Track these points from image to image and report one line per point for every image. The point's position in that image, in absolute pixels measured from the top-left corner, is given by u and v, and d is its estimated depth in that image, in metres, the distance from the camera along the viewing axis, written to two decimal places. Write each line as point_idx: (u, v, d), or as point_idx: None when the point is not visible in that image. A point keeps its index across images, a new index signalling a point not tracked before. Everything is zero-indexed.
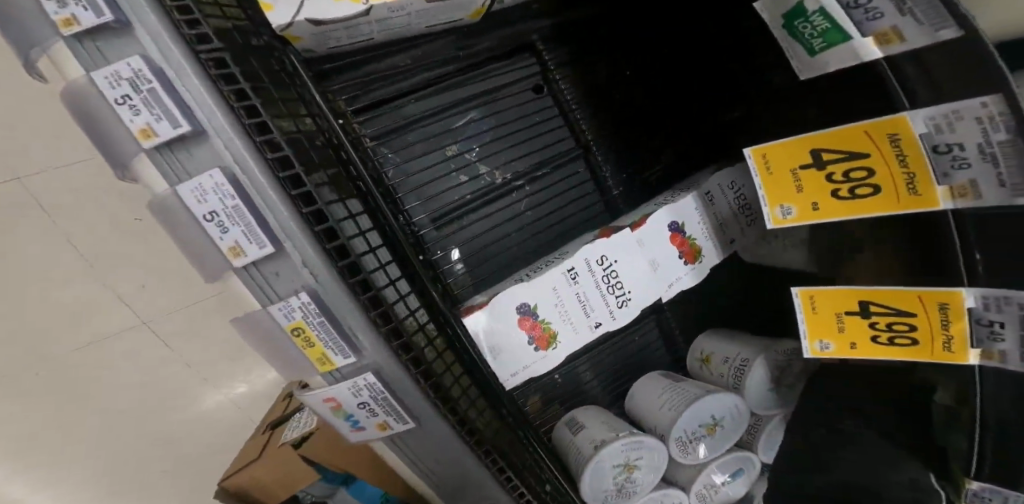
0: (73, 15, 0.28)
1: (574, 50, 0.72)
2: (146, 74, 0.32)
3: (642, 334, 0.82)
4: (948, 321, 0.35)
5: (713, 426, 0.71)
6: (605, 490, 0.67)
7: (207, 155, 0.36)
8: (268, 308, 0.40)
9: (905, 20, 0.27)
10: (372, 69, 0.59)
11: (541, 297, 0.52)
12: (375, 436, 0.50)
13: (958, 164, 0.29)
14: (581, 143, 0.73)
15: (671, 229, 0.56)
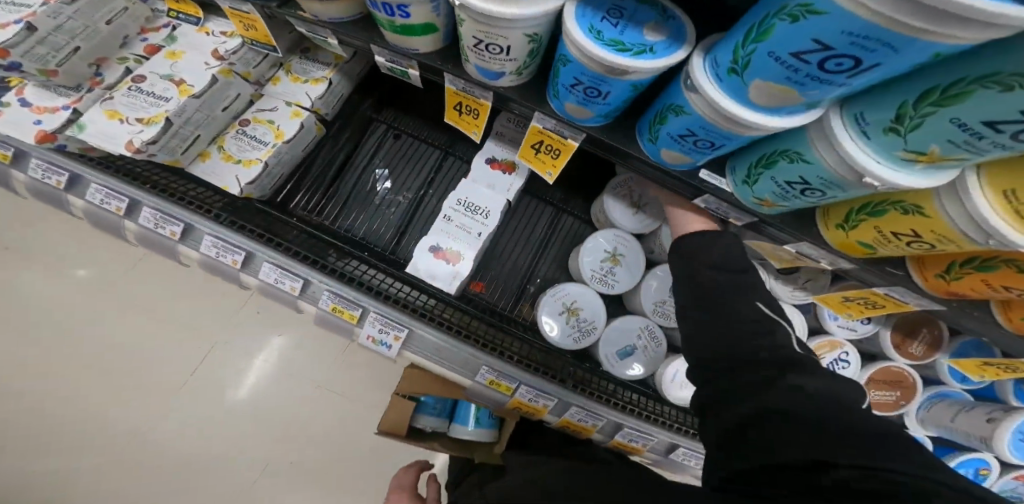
0: (173, 229, 0.84)
1: (395, 105, 1.14)
2: (213, 239, 0.84)
3: (562, 230, 1.11)
4: (549, 134, 0.63)
5: (615, 257, 0.90)
6: (567, 337, 0.89)
7: (257, 259, 0.85)
8: (318, 306, 0.85)
9: (405, 59, 0.62)
10: (308, 182, 1.03)
11: (439, 237, 0.87)
12: (401, 347, 0.86)
13: (470, 89, 0.62)
14: (439, 148, 1.13)
15: (488, 161, 0.92)
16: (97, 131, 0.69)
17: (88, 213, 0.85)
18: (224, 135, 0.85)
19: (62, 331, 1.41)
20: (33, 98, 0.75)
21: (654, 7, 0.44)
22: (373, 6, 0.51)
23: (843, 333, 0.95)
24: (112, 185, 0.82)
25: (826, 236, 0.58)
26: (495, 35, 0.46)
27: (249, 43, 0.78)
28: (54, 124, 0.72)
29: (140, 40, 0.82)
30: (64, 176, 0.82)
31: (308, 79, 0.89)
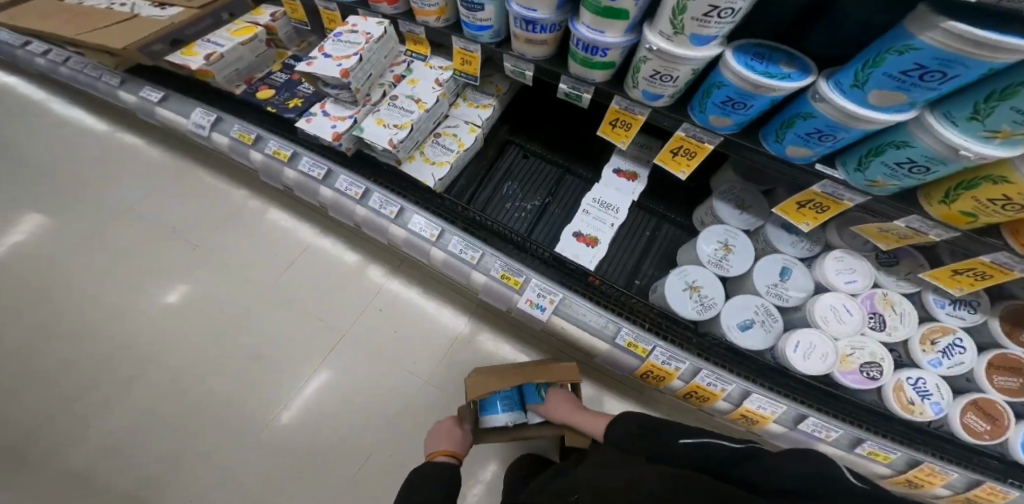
0: (393, 209, 1.20)
1: (526, 130, 1.44)
2: (420, 220, 1.18)
3: (662, 236, 1.28)
4: (688, 141, 0.86)
5: (727, 246, 1.05)
6: (690, 308, 1.01)
7: (447, 236, 1.16)
8: (488, 275, 1.13)
9: (584, 88, 0.91)
10: (465, 185, 1.32)
11: (581, 225, 1.12)
12: (553, 311, 1.08)
13: (631, 107, 0.87)
14: (561, 167, 1.39)
15: (616, 171, 1.16)
16: (370, 132, 1.04)
17: (333, 198, 1.27)
18: (424, 144, 1.19)
19: None
20: (330, 111, 1.10)
21: (783, 53, 0.68)
22: (581, 50, 0.81)
23: (955, 321, 0.97)
24: (355, 177, 1.23)
25: (931, 211, 0.71)
26: (669, 69, 0.73)
27: (457, 75, 1.10)
28: (344, 128, 1.06)
29: (389, 70, 1.14)
30: (324, 170, 1.25)
31: (478, 104, 1.22)
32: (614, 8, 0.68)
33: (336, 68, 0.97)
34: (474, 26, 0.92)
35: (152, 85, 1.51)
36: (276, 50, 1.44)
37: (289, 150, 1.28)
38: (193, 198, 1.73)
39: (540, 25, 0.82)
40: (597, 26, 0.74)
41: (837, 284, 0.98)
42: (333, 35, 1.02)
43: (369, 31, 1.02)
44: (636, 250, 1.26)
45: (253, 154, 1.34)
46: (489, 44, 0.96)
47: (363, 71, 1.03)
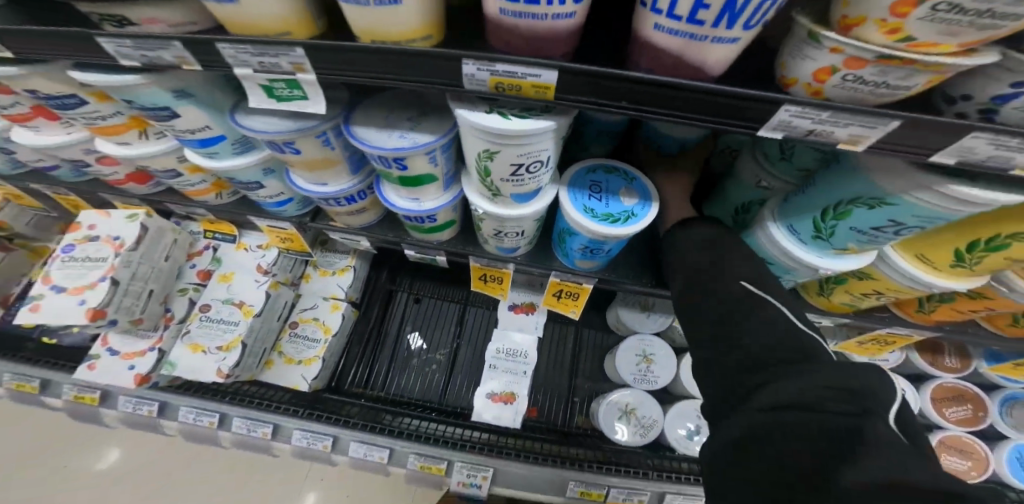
0: (264, 430, 0.97)
1: (410, 269, 1.24)
2: (307, 434, 0.98)
3: (586, 346, 1.18)
4: (572, 286, 0.75)
5: (647, 358, 1.00)
6: (632, 435, 0.96)
7: (343, 440, 1.00)
8: (406, 466, 1.00)
9: (431, 250, 0.73)
10: (357, 364, 1.13)
11: (491, 386, 0.94)
12: (488, 485, 1.00)
13: (494, 262, 0.73)
14: (459, 302, 1.23)
15: (513, 308, 0.98)
16: (186, 366, 0.79)
17: (182, 429, 0.99)
18: (281, 341, 0.96)
19: None
20: (118, 344, 0.83)
21: (620, 173, 0.58)
22: (408, 219, 0.65)
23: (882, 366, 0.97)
24: (201, 404, 0.97)
25: (813, 301, 0.73)
26: (508, 227, 0.60)
27: (286, 252, 0.87)
28: (147, 365, 0.81)
29: (189, 264, 0.88)
30: (149, 406, 0.96)
31: (333, 270, 1.01)
32: (418, 175, 0.53)
33: (78, 310, 0.67)
34: (270, 202, 0.69)
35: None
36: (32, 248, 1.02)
37: (97, 391, 0.95)
38: None
39: (344, 198, 0.63)
40: (407, 193, 0.58)
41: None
42: (59, 252, 0.70)
43: (118, 236, 0.72)
44: (565, 368, 1.16)
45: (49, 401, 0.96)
46: (300, 217, 0.74)
47: (134, 294, 0.75)
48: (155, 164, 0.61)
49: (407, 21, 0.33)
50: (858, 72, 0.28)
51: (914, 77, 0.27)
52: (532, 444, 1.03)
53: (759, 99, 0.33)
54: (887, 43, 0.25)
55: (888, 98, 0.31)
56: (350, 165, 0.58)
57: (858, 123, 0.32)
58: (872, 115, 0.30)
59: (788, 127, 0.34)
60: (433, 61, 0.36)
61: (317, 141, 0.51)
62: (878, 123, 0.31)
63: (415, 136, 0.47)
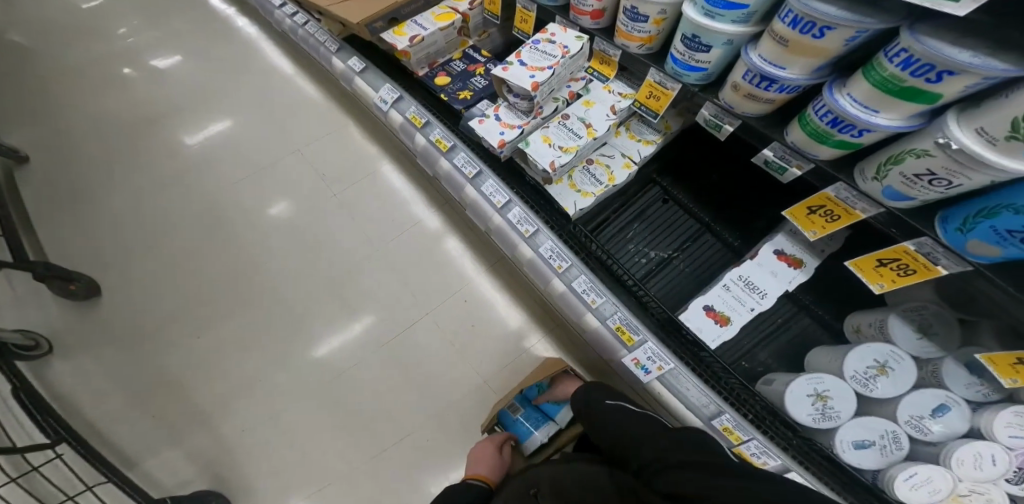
0: (529, 230, 1.11)
1: (677, 173, 1.30)
2: (550, 245, 1.10)
3: (794, 330, 1.10)
4: (918, 258, 0.77)
5: (883, 368, 0.84)
6: (807, 418, 0.86)
7: (576, 272, 1.06)
8: (603, 322, 1.02)
9: (799, 162, 0.87)
10: (594, 219, 1.26)
11: (714, 300, 1.00)
12: (658, 377, 0.98)
13: (848, 198, 0.82)
14: (699, 222, 1.26)
15: (777, 252, 1.01)
16: (535, 149, 1.04)
17: (473, 201, 1.20)
18: (574, 169, 1.16)
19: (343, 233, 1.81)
20: (501, 116, 1.11)
21: None
22: (824, 122, 0.74)
23: None
24: (502, 186, 1.17)
25: None
26: (936, 171, 0.62)
27: (636, 107, 1.07)
28: (511, 136, 1.06)
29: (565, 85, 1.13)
30: (474, 170, 1.19)
31: (641, 139, 1.17)
32: (912, 90, 0.57)
33: (529, 79, 0.99)
34: (686, 65, 0.89)
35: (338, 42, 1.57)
36: (462, 38, 1.40)
37: (449, 142, 1.24)
38: (350, 162, 1.97)
39: (782, 85, 0.76)
40: (873, 103, 0.64)
41: (1000, 436, 0.73)
42: (532, 42, 1.04)
43: (566, 45, 1.03)
44: (765, 333, 1.11)
45: (418, 137, 1.31)
46: (693, 86, 0.93)
47: (552, 85, 1.05)
48: (646, 7, 0.84)
49: None
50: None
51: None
52: (725, 385, 1.01)
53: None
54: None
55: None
56: (824, 64, 0.69)
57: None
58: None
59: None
60: None
61: (847, 37, 0.61)
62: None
63: (994, 62, 0.47)
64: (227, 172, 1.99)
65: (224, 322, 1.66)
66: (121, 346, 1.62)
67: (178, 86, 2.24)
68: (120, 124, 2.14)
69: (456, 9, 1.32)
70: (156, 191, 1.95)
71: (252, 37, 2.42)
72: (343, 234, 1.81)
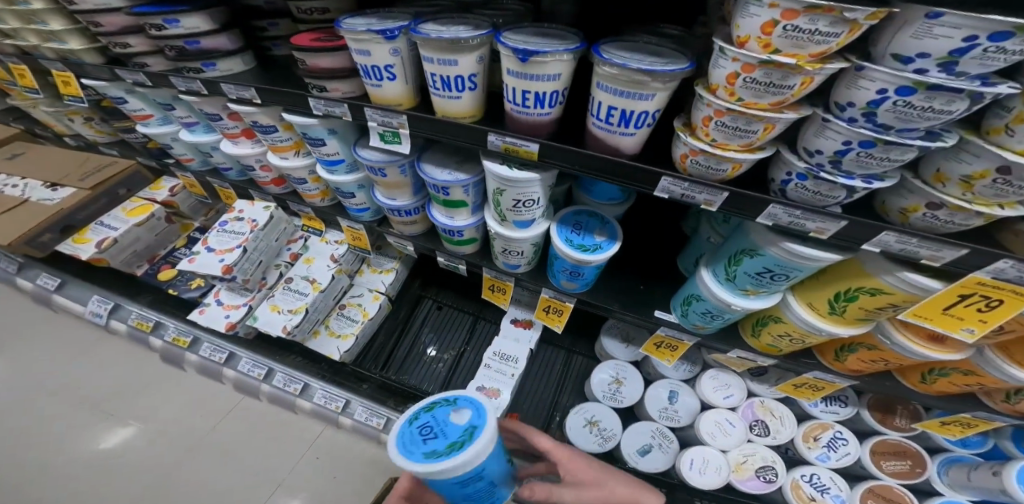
0: None
1: (437, 283, 1.47)
2: None
3: (574, 369, 1.30)
4: (556, 300, 0.94)
5: (618, 379, 1.07)
6: (592, 444, 0.99)
7: None
8: None
9: (455, 259, 0.99)
10: (376, 352, 1.31)
11: (483, 380, 1.10)
12: None
13: (498, 273, 0.96)
14: (473, 314, 1.41)
15: (513, 321, 1.21)
16: (264, 320, 1.07)
17: (270, 395, 1.24)
18: (328, 318, 1.21)
19: (99, 472, 1.40)
20: (224, 299, 1.14)
21: (598, 218, 0.80)
22: (444, 231, 0.90)
23: (831, 417, 0.98)
24: (293, 372, 1.23)
25: (750, 343, 0.84)
26: (507, 245, 0.84)
27: (353, 249, 1.19)
28: (237, 316, 1.09)
29: (285, 248, 1.22)
30: (259, 366, 1.25)
31: (381, 270, 1.28)
32: (453, 200, 0.78)
33: (218, 264, 1.04)
34: (354, 208, 1.02)
35: (48, 272, 1.44)
36: (181, 223, 1.47)
37: (189, 337, 1.29)
38: (99, 376, 1.60)
39: (404, 211, 0.90)
40: (446, 213, 0.83)
41: (716, 401, 1.00)
42: (219, 224, 1.11)
43: (255, 219, 1.11)
44: (550, 382, 1.28)
45: (154, 340, 1.31)
46: (370, 222, 1.05)
47: (252, 261, 1.10)
48: (295, 174, 0.99)
49: (460, 108, 0.60)
50: (697, 158, 0.50)
51: (724, 165, 0.49)
52: None
53: (650, 171, 0.54)
54: (706, 141, 0.47)
55: (718, 176, 0.51)
56: (415, 188, 0.87)
57: (705, 192, 0.52)
58: (710, 187, 0.51)
59: (669, 192, 0.54)
60: (472, 131, 0.62)
61: (399, 171, 0.80)
62: (714, 192, 0.51)
63: (460, 176, 0.72)
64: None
65: None
66: None
67: None
68: None
69: (153, 199, 1.38)
70: None
71: None
72: (99, 481, 1.37)
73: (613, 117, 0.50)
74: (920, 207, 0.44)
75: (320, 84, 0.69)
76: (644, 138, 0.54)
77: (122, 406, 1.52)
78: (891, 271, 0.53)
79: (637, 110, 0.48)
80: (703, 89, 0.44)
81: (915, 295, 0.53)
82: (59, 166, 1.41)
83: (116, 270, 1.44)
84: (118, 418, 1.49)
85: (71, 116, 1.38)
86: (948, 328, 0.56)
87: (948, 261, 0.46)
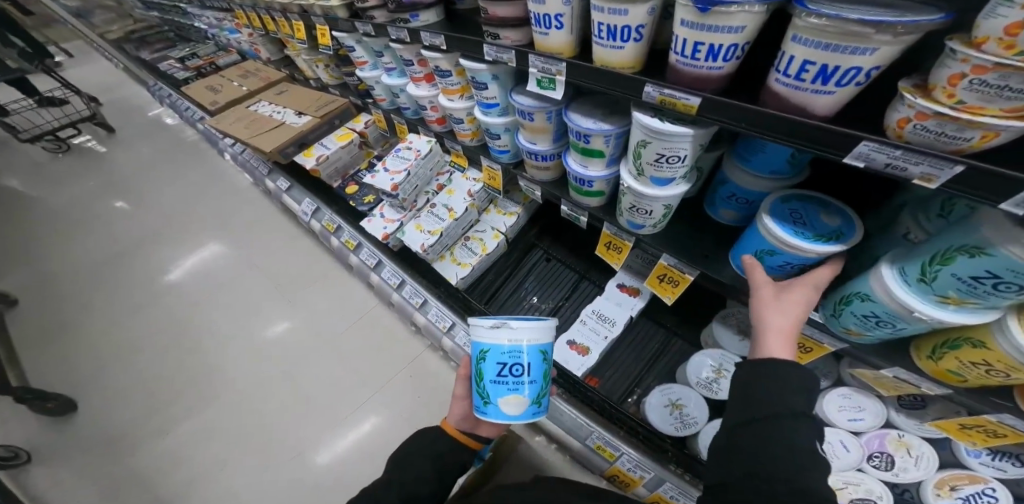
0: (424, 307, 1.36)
1: (551, 236, 1.54)
2: None
3: (671, 352, 1.27)
4: (673, 271, 0.93)
5: (720, 370, 1.06)
6: (669, 424, 1.07)
7: None
8: None
9: (579, 210, 1.03)
10: (486, 285, 1.48)
11: (574, 335, 1.21)
12: None
13: (618, 233, 0.98)
14: (579, 273, 1.46)
15: (620, 286, 1.24)
16: (409, 235, 1.28)
17: (399, 303, 1.55)
18: (455, 246, 1.39)
19: (289, 328, 1.92)
20: (385, 213, 1.39)
21: (816, 200, 0.67)
22: (575, 181, 0.94)
23: (990, 472, 0.80)
24: (418, 286, 1.49)
25: (921, 364, 0.67)
26: (636, 201, 0.83)
27: (486, 188, 1.33)
28: (392, 229, 1.34)
29: (434, 179, 1.42)
30: (395, 278, 1.53)
31: (506, 212, 1.40)
32: (592, 148, 0.81)
33: (389, 182, 1.28)
34: (497, 149, 1.12)
35: (277, 174, 1.94)
36: (365, 150, 1.76)
37: (356, 241, 1.63)
38: (298, 264, 2.15)
39: (541, 156, 0.97)
40: (581, 161, 0.87)
41: (838, 421, 0.91)
42: (395, 150, 1.35)
43: (420, 149, 1.34)
44: (641, 355, 1.29)
45: (332, 239, 1.70)
46: (509, 164, 1.15)
47: (411, 184, 1.32)
48: (456, 114, 1.11)
49: (622, 58, 0.62)
50: (925, 124, 0.42)
51: (968, 133, 0.39)
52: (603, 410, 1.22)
53: (848, 135, 0.47)
54: (947, 104, 0.39)
55: (953, 147, 0.41)
56: (556, 135, 0.92)
57: (927, 162, 0.43)
58: (938, 157, 0.41)
59: (868, 159, 0.47)
60: (630, 81, 0.63)
61: (547, 117, 0.86)
62: (941, 164, 0.42)
63: (604, 125, 0.75)
64: (189, 288, 2.15)
65: (179, 430, 1.68)
66: (72, 473, 1.62)
67: (144, 222, 2.50)
68: (86, 263, 2.33)
69: (353, 129, 1.69)
70: (116, 317, 2.07)
71: (215, 172, 2.78)
72: (288, 335, 1.90)
73: (807, 72, 0.45)
74: None
75: (495, 32, 0.78)
76: (849, 97, 0.46)
77: (309, 288, 2.04)
78: None
79: (843, 66, 0.42)
80: (960, 42, 0.37)
81: None
82: (303, 99, 1.82)
83: (317, 182, 1.88)
84: (306, 300, 2.00)
85: (317, 63, 1.76)
86: None
87: None
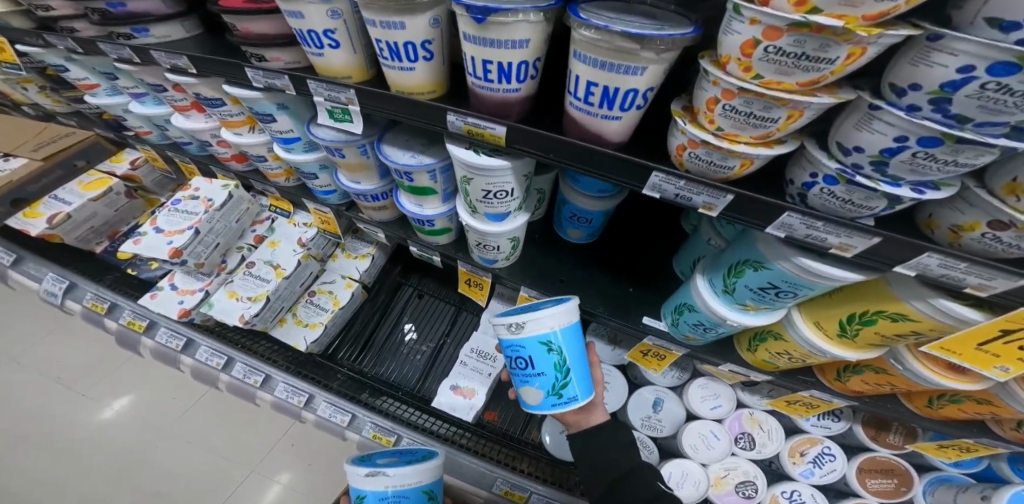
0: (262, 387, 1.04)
1: (420, 270, 1.38)
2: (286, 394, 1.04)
3: None
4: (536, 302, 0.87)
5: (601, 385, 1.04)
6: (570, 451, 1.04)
7: None
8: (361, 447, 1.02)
9: (427, 248, 0.91)
10: (350, 340, 1.24)
11: (457, 378, 1.06)
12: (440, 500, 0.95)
13: (476, 269, 0.89)
14: (455, 305, 1.32)
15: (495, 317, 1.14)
16: (219, 308, 1.03)
17: (229, 385, 1.18)
18: (297, 306, 1.13)
19: (65, 455, 1.35)
20: (178, 282, 1.11)
21: None
22: (415, 221, 0.80)
23: (820, 431, 0.98)
24: (253, 363, 1.16)
25: (746, 357, 0.81)
26: (479, 238, 0.73)
27: (322, 232, 1.12)
28: (191, 302, 1.06)
29: (250, 229, 1.18)
30: (222, 358, 1.18)
31: (356, 255, 1.18)
32: (418, 186, 0.68)
33: (166, 247, 1.00)
34: (321, 191, 0.92)
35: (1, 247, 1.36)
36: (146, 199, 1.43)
37: (143, 321, 1.23)
38: (65, 357, 1.53)
39: (371, 196, 0.81)
40: (413, 200, 0.73)
41: (704, 412, 1.00)
42: (172, 203, 1.07)
43: (212, 198, 1.07)
44: None
45: (107, 323, 1.26)
46: (339, 204, 0.96)
47: (205, 243, 1.06)
48: (252, 151, 0.89)
49: (415, 80, 0.50)
50: (696, 152, 0.40)
51: (729, 161, 0.40)
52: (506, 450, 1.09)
53: (639, 163, 0.45)
54: (710, 131, 0.37)
55: (720, 174, 0.42)
56: (380, 171, 0.77)
57: (706, 192, 0.43)
58: (711, 187, 0.42)
59: (660, 190, 0.46)
60: (427, 110, 0.52)
61: (359, 152, 0.70)
62: (716, 194, 0.42)
63: (422, 160, 0.63)
64: None
65: None
66: None
67: None
68: None
69: (112, 173, 1.32)
70: None
71: None
72: (75, 452, 1.35)
73: (593, 95, 0.41)
74: (980, 224, 0.35)
75: (258, 53, 0.60)
76: (634, 123, 0.44)
77: (94, 386, 1.46)
78: (923, 297, 0.44)
79: (624, 89, 0.39)
80: (709, 63, 0.35)
81: (946, 324, 0.45)
82: (9, 135, 1.32)
83: (76, 250, 1.38)
84: (90, 396, 1.44)
85: (23, 85, 1.31)
86: (979, 365, 0.49)
87: (1000, 293, 0.37)
